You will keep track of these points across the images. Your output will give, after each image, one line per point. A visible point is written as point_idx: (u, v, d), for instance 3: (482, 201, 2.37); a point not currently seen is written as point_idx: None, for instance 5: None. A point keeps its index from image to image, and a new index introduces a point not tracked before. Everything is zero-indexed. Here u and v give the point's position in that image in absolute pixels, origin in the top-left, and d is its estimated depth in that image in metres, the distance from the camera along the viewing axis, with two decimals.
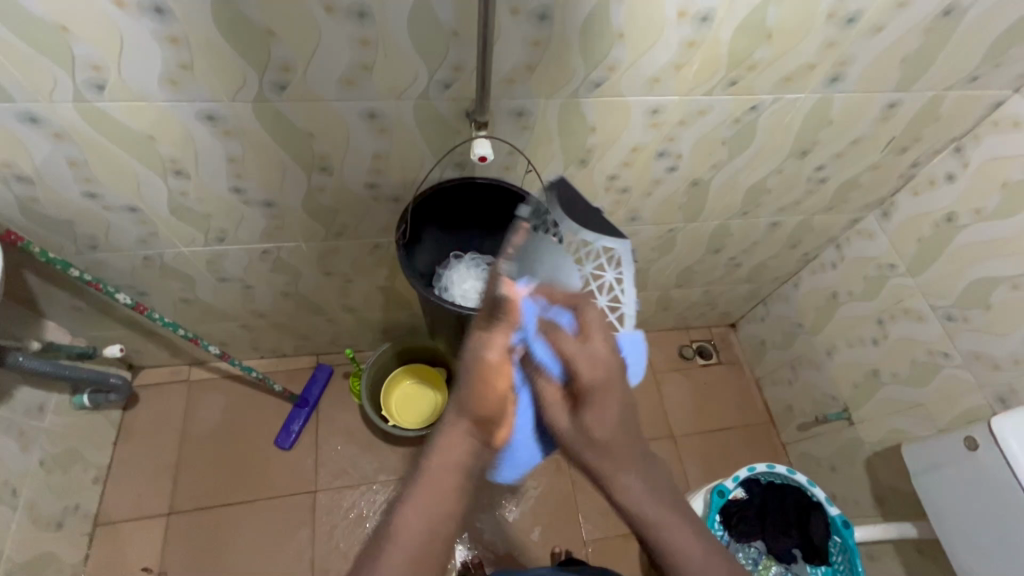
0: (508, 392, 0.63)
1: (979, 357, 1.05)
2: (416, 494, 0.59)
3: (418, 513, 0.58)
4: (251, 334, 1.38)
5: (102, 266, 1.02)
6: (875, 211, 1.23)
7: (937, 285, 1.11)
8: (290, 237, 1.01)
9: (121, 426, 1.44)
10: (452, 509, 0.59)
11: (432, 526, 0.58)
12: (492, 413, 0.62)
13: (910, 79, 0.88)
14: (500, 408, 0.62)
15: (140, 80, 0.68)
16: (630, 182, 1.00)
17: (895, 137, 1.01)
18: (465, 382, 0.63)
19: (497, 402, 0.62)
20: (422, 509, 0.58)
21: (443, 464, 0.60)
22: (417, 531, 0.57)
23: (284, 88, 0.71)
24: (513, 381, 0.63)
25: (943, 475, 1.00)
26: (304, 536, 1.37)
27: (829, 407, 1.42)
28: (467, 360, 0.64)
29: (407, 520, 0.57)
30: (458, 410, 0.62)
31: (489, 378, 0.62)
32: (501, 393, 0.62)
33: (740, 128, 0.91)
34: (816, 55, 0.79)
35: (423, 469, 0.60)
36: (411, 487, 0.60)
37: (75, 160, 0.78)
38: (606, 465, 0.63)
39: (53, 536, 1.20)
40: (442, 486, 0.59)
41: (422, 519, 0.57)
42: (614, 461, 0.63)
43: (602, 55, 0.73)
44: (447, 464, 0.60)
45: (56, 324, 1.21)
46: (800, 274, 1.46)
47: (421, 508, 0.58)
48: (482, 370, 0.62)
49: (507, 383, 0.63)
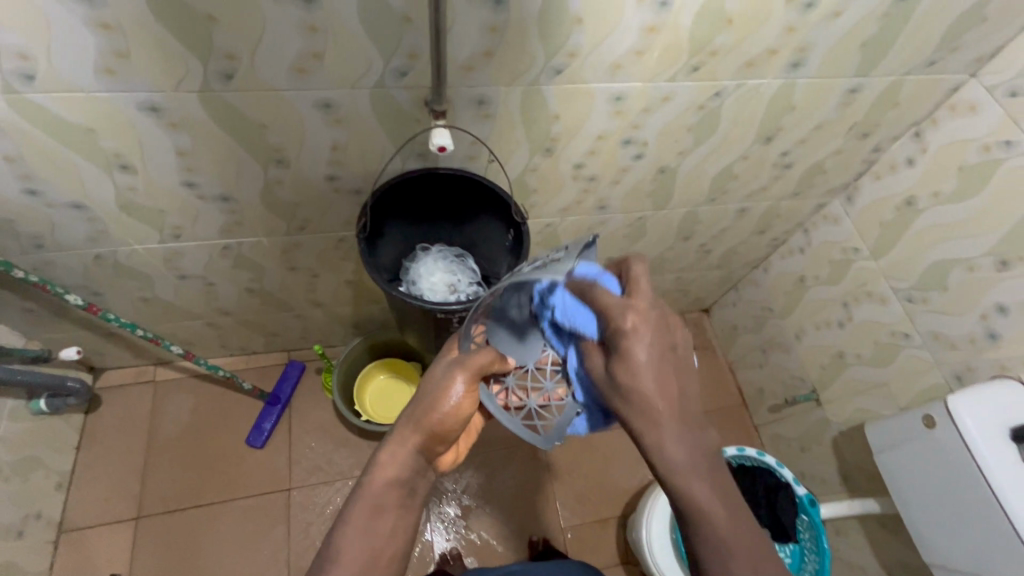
0: (455, 419, 0.67)
1: (937, 337, 1.08)
2: (361, 506, 0.60)
3: (366, 522, 0.59)
4: (217, 332, 1.34)
5: (50, 266, 0.98)
6: (840, 196, 1.25)
7: (898, 267, 1.13)
8: (250, 232, 0.98)
9: (83, 430, 1.39)
10: (396, 519, 0.61)
11: (381, 540, 0.59)
12: (440, 428, 0.66)
13: (870, 63, 0.88)
14: (444, 431, 0.66)
15: (74, 70, 0.64)
16: (597, 170, 0.99)
17: (857, 122, 1.02)
18: (414, 403, 0.67)
19: (450, 421, 0.67)
20: (364, 524, 0.59)
21: (388, 480, 0.62)
22: (361, 542, 0.58)
23: (231, 77, 0.68)
24: (465, 409, 0.68)
25: (904, 453, 1.03)
26: (279, 534, 1.35)
27: (798, 389, 1.45)
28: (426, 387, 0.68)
29: (353, 537, 0.58)
30: (405, 426, 0.66)
31: (437, 404, 0.66)
32: (450, 418, 0.66)
33: (704, 115, 0.91)
34: (777, 40, 0.79)
35: (367, 483, 0.62)
36: (352, 503, 0.61)
37: (9, 155, 0.74)
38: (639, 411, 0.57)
39: (14, 546, 1.16)
40: (388, 501, 0.61)
41: (369, 530, 0.59)
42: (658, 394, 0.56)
43: (561, 41, 0.71)
44: (388, 479, 0.62)
45: (7, 328, 1.16)
46: (769, 259, 1.48)
47: (368, 519, 0.60)
48: (441, 391, 0.67)
49: (456, 411, 0.67)
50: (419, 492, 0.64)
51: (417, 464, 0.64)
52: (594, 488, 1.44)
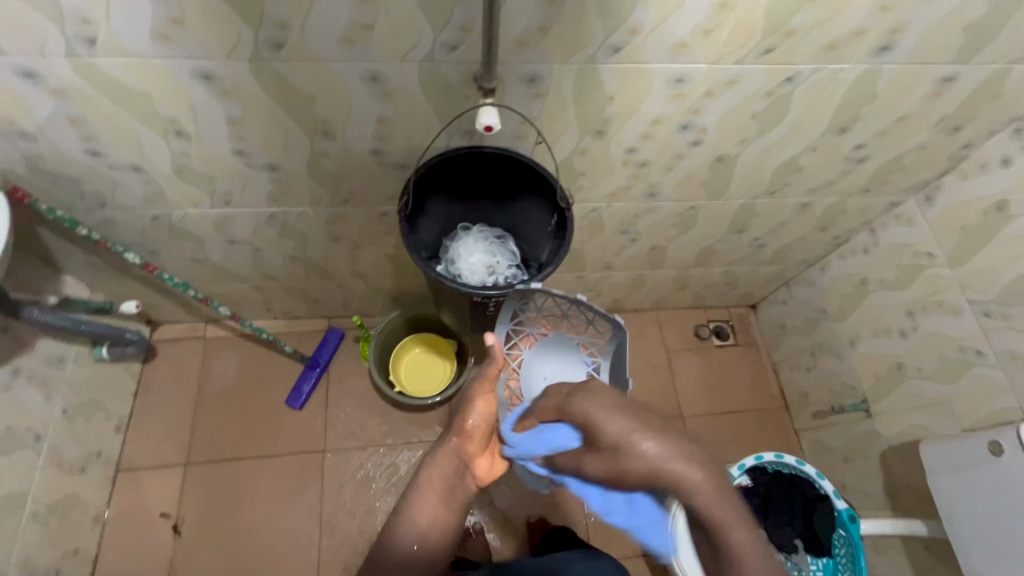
0: (481, 424, 0.81)
1: (1015, 358, 0.99)
2: (418, 495, 0.81)
3: (423, 500, 0.81)
4: (263, 295, 1.39)
5: (111, 225, 1.02)
6: (917, 195, 1.14)
7: (976, 277, 1.03)
8: (296, 202, 0.99)
9: (140, 377, 1.48)
10: (442, 510, 0.81)
11: (431, 521, 0.80)
12: (471, 432, 0.81)
13: (972, 50, 0.78)
14: (473, 433, 0.81)
15: (131, 35, 0.65)
16: (650, 156, 0.94)
17: (947, 116, 0.92)
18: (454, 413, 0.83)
19: (478, 428, 0.81)
20: (418, 511, 0.80)
21: (436, 477, 0.81)
22: (416, 525, 0.80)
23: (281, 46, 0.67)
24: (486, 415, 0.81)
25: (962, 479, 0.96)
26: (313, 492, 1.41)
27: (847, 397, 1.37)
28: (461, 400, 0.82)
29: (414, 510, 0.80)
30: (449, 431, 0.83)
31: (464, 412, 0.81)
32: (473, 424, 0.81)
33: (772, 101, 0.84)
34: (866, 21, 0.71)
35: (421, 478, 0.82)
36: (411, 491, 0.82)
37: (74, 117, 0.77)
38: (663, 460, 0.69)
39: (77, 480, 1.26)
40: (436, 493, 0.81)
41: (424, 508, 0.80)
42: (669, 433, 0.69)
43: (623, 17, 0.66)
44: (434, 478, 0.81)
45: (75, 279, 1.23)
46: (829, 258, 1.38)
47: (422, 506, 0.81)
48: (468, 404, 0.81)
49: (479, 421, 0.81)
50: (458, 490, 0.82)
51: (458, 466, 0.82)
52: None
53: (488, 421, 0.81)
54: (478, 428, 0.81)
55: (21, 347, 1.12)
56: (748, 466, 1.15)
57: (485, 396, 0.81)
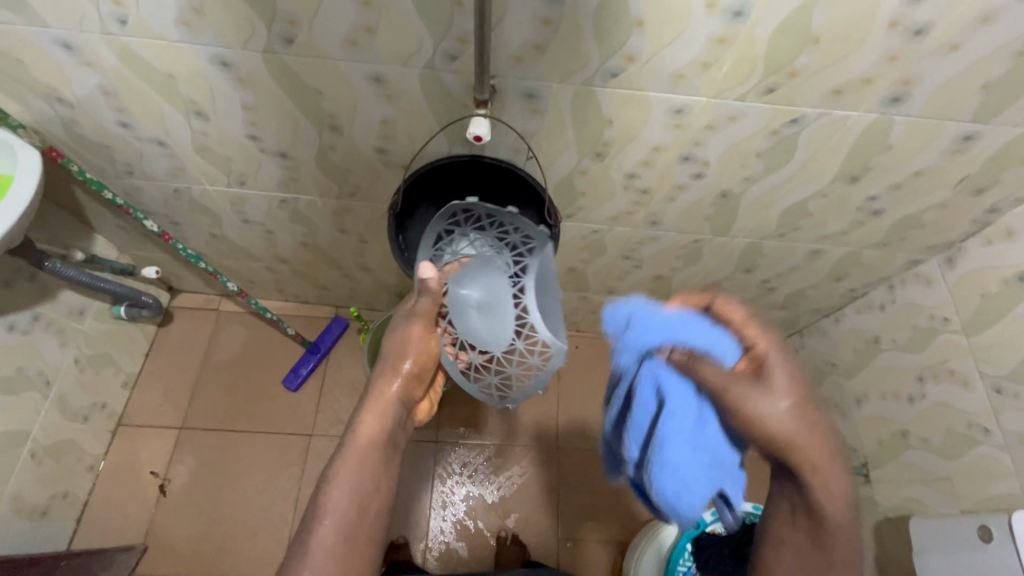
0: (421, 364, 0.81)
1: (1023, 442, 0.92)
2: (350, 456, 0.71)
3: (351, 471, 0.70)
4: (274, 276, 1.44)
5: (137, 193, 1.09)
6: (939, 255, 1.08)
7: (991, 350, 0.97)
8: (306, 190, 1.03)
9: (153, 339, 1.56)
10: (377, 472, 0.71)
11: (360, 499, 0.69)
12: (416, 369, 0.80)
13: (992, 110, 0.74)
14: (416, 375, 0.81)
15: (157, 19, 0.70)
16: (651, 183, 0.94)
17: (970, 177, 0.88)
18: (387, 356, 0.81)
19: (418, 365, 0.80)
20: (347, 482, 0.69)
21: (370, 429, 0.74)
22: (350, 495, 0.68)
23: (291, 41, 0.71)
24: (427, 352, 0.81)
25: (949, 563, 0.90)
26: (294, 473, 1.45)
27: (846, 459, 1.31)
28: (394, 342, 0.81)
29: (340, 488, 0.69)
30: (386, 374, 0.79)
31: (403, 356, 0.80)
32: (415, 364, 0.80)
33: (777, 142, 0.82)
34: (874, 69, 0.69)
35: (351, 437, 0.73)
36: (338, 461, 0.71)
37: (106, 89, 0.83)
38: (797, 439, 0.61)
39: (79, 427, 1.34)
40: (369, 449, 0.73)
41: (354, 478, 0.70)
42: (803, 432, 0.61)
43: (618, 43, 0.67)
44: (369, 432, 0.74)
45: (104, 240, 1.32)
46: (844, 310, 1.32)
47: (355, 470, 0.70)
48: (409, 336, 0.81)
49: (420, 353, 0.81)
50: (400, 435, 0.78)
51: (401, 410, 0.79)
52: (598, 506, 1.42)
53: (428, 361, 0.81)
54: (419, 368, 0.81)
55: (45, 296, 1.20)
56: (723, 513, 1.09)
57: (426, 335, 0.81)
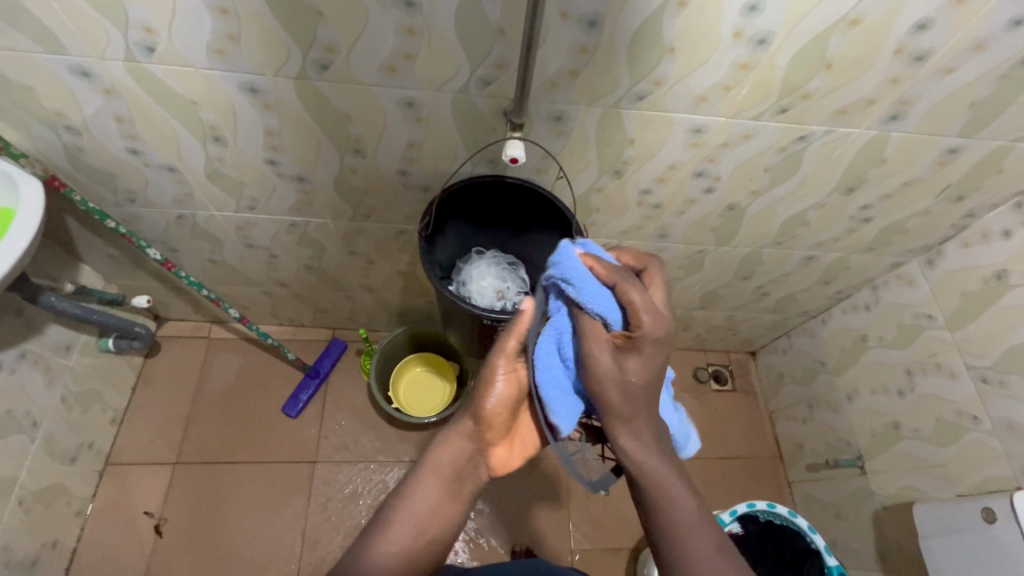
0: (501, 408, 0.69)
1: (1010, 427, 1.00)
2: (424, 482, 0.67)
3: (427, 502, 0.66)
4: (271, 301, 1.41)
5: (137, 220, 1.05)
6: (919, 257, 1.17)
7: (975, 343, 1.05)
8: (318, 213, 1.02)
9: (140, 371, 1.49)
10: (444, 509, 0.67)
11: (431, 516, 0.66)
12: (489, 420, 0.69)
13: (975, 127, 0.82)
14: (493, 422, 0.69)
15: (189, 47, 0.69)
16: (663, 199, 0.98)
17: (951, 185, 0.96)
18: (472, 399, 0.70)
19: (500, 408, 0.69)
20: (416, 501, 0.66)
21: (443, 463, 0.69)
22: (411, 515, 0.65)
23: (326, 68, 0.71)
24: (507, 397, 0.69)
25: (952, 543, 0.96)
26: (298, 503, 1.40)
27: (841, 452, 1.37)
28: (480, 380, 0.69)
29: (406, 507, 0.66)
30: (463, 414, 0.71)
31: (484, 396, 0.68)
32: (494, 410, 0.68)
33: (785, 157, 0.88)
34: (876, 91, 0.75)
35: (426, 462, 0.69)
36: (410, 478, 0.68)
37: (121, 116, 0.81)
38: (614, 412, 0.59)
39: (66, 470, 1.26)
40: (441, 480, 0.68)
41: (421, 509, 0.66)
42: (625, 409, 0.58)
43: (649, 68, 0.71)
44: (440, 462, 0.68)
45: (91, 270, 1.26)
46: (830, 312, 1.40)
47: (423, 493, 0.67)
48: (487, 383, 0.68)
49: (502, 399, 0.69)
50: (469, 482, 0.69)
51: (473, 453, 0.70)
52: (608, 515, 1.43)
53: (510, 405, 0.69)
54: (498, 411, 0.69)
55: (32, 331, 1.13)
56: (738, 513, 1.18)
57: (508, 378, 0.69)
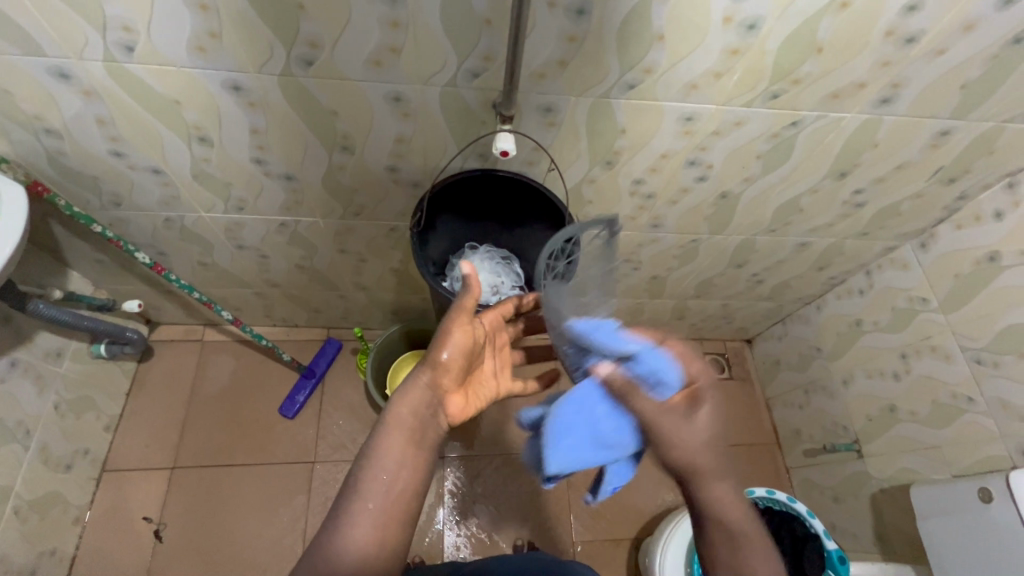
0: (458, 353, 0.73)
1: (1005, 407, 1.01)
2: (389, 440, 0.66)
3: (396, 455, 0.65)
4: (264, 302, 1.39)
5: (124, 224, 1.04)
6: (912, 241, 1.17)
7: (970, 325, 1.06)
8: (308, 212, 1.01)
9: (134, 377, 1.47)
10: (411, 461, 0.66)
11: (402, 469, 0.65)
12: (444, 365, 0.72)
13: (967, 108, 0.82)
14: (449, 368, 0.72)
15: (169, 46, 0.67)
16: (656, 188, 0.97)
17: (944, 167, 0.95)
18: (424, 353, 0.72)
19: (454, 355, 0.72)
20: (381, 464, 0.64)
21: (405, 417, 0.68)
22: (380, 474, 0.64)
23: (311, 64, 0.70)
24: (463, 343, 0.73)
25: (949, 524, 0.97)
26: (299, 504, 1.40)
27: (839, 437, 1.38)
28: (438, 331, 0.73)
29: (373, 470, 0.64)
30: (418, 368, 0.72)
31: (441, 345, 0.72)
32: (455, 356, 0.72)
33: (777, 143, 0.87)
34: (868, 74, 0.75)
35: (386, 419, 0.68)
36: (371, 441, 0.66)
37: (103, 118, 0.79)
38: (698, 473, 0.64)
39: (62, 478, 1.25)
40: (406, 435, 0.67)
41: (387, 466, 0.64)
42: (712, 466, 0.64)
43: (639, 56, 0.70)
44: (401, 417, 0.68)
45: (79, 275, 1.24)
46: (825, 297, 1.40)
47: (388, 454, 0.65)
48: (444, 334, 0.72)
49: (456, 345, 0.72)
50: (430, 433, 0.69)
51: (432, 401, 0.71)
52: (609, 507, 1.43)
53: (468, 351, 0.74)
54: (455, 357, 0.73)
55: (21, 340, 1.12)
56: None
57: (466, 327, 0.73)
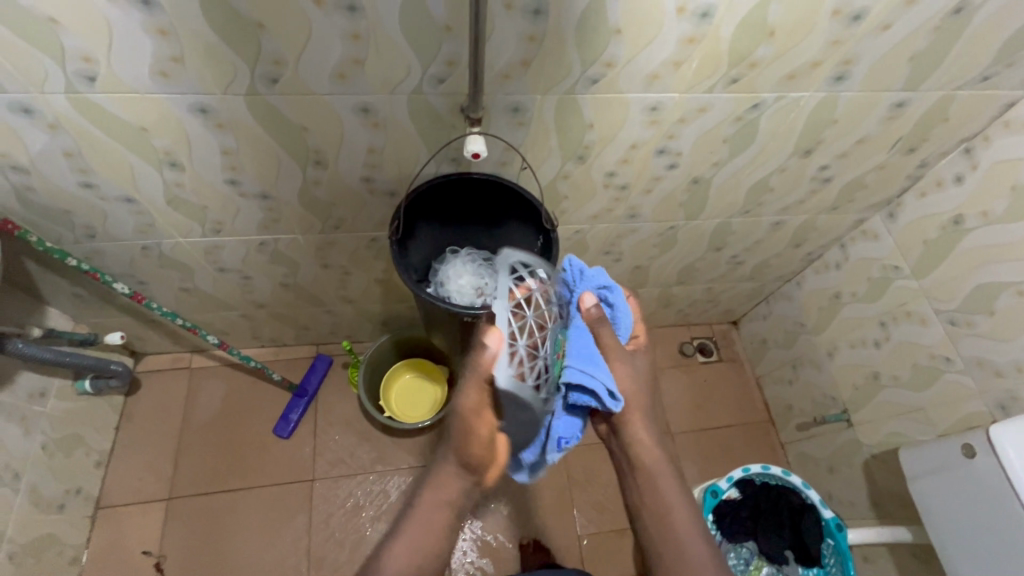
0: (489, 439, 0.67)
1: (980, 363, 1.04)
2: (421, 519, 0.67)
3: (427, 541, 0.67)
4: (250, 323, 1.38)
5: (100, 255, 1.03)
6: (881, 212, 1.20)
7: (941, 288, 1.09)
8: (287, 229, 1.01)
9: (122, 410, 1.45)
10: (440, 542, 0.68)
11: (430, 552, 0.67)
12: (478, 453, 0.67)
13: (919, 78, 0.85)
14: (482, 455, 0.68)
15: (130, 72, 0.67)
16: (629, 179, 0.99)
17: (903, 137, 0.99)
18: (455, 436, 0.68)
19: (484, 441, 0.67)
20: (409, 544, 0.66)
21: (439, 501, 0.68)
22: (411, 555, 0.66)
23: (276, 81, 0.71)
24: (489, 430, 0.66)
25: (937, 483, 0.99)
26: (301, 523, 1.39)
27: (828, 408, 1.41)
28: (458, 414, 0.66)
29: (402, 547, 0.66)
30: (451, 451, 0.69)
31: (468, 432, 0.66)
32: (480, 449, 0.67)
33: (741, 126, 0.90)
34: (820, 53, 0.77)
35: (424, 496, 0.69)
36: (405, 518, 0.68)
37: (69, 151, 0.79)
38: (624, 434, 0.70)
39: (55, 519, 1.23)
40: (440, 518, 0.68)
41: (414, 546, 0.66)
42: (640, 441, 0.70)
43: (599, 51, 0.71)
44: (438, 498, 0.68)
45: (58, 312, 1.22)
46: (803, 274, 1.43)
47: (415, 536, 0.67)
48: (469, 421, 0.65)
49: (484, 434, 0.66)
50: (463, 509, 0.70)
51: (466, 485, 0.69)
52: (611, 497, 1.44)
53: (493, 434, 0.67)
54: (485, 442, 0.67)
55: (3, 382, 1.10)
56: (734, 479, 1.16)
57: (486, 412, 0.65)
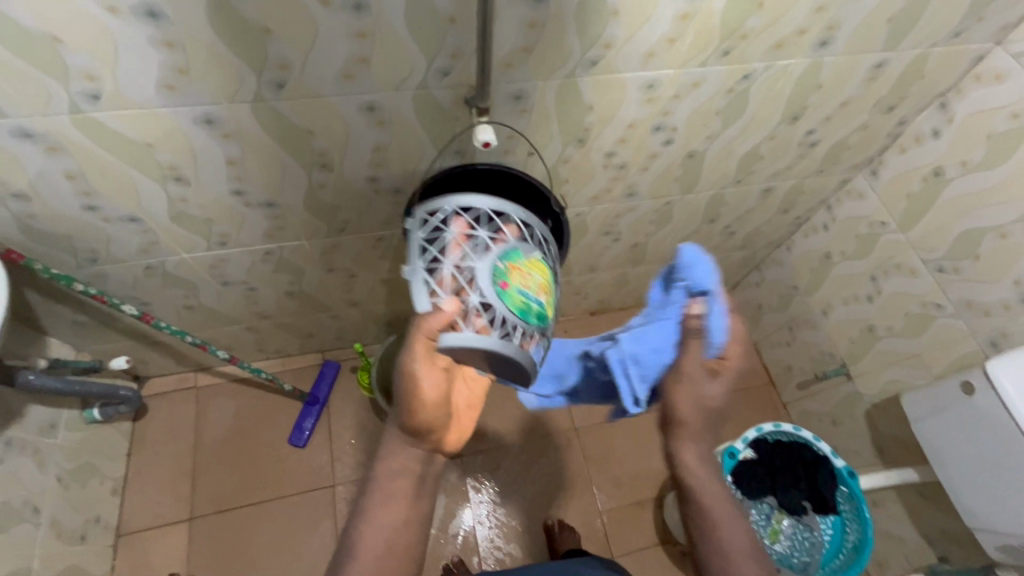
0: (436, 401, 0.68)
1: (970, 305, 1.10)
2: (382, 495, 0.69)
3: (393, 513, 0.68)
4: (255, 335, 1.38)
5: (103, 279, 1.01)
6: (863, 171, 1.25)
7: (926, 239, 1.14)
8: (293, 236, 1.01)
9: (132, 436, 1.43)
10: (406, 510, 0.69)
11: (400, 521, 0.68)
12: (427, 417, 0.68)
13: (897, 38, 0.89)
14: (431, 416, 0.68)
15: (136, 87, 0.67)
16: (627, 158, 1.01)
17: (882, 97, 1.03)
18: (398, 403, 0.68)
19: (432, 403, 0.68)
20: (377, 524, 0.67)
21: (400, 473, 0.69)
22: (379, 531, 0.67)
23: (282, 86, 0.71)
24: (436, 391, 0.67)
25: (939, 421, 1.05)
26: (326, 528, 1.39)
27: (827, 364, 1.47)
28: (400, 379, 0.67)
29: (370, 529, 0.67)
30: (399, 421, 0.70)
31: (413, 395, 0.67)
32: (427, 407, 0.68)
33: (733, 98, 0.93)
34: (806, 21, 0.81)
35: (379, 473, 0.70)
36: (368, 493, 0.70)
37: (72, 173, 0.77)
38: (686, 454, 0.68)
39: (78, 550, 1.21)
40: (403, 491, 0.69)
41: (380, 523, 0.67)
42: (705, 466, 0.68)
43: (598, 33, 0.73)
44: (394, 470, 0.70)
45: (60, 341, 1.20)
46: (792, 238, 1.48)
47: (379, 513, 0.68)
48: (411, 381, 0.66)
49: (430, 397, 0.67)
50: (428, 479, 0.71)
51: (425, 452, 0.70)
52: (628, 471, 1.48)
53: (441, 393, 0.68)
54: (434, 404, 0.68)
55: (14, 417, 1.08)
56: (750, 439, 1.20)
57: (432, 368, 0.67)
